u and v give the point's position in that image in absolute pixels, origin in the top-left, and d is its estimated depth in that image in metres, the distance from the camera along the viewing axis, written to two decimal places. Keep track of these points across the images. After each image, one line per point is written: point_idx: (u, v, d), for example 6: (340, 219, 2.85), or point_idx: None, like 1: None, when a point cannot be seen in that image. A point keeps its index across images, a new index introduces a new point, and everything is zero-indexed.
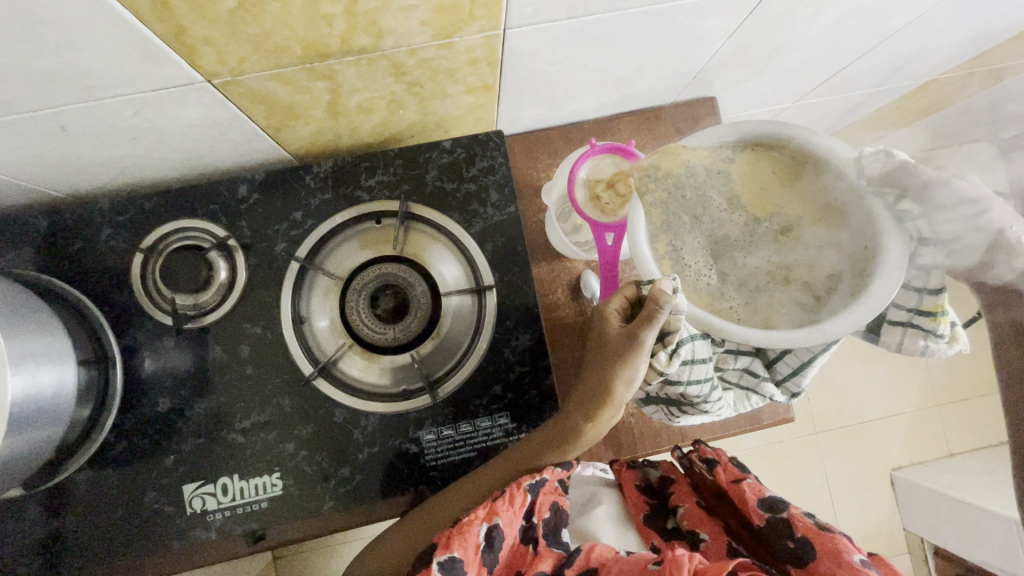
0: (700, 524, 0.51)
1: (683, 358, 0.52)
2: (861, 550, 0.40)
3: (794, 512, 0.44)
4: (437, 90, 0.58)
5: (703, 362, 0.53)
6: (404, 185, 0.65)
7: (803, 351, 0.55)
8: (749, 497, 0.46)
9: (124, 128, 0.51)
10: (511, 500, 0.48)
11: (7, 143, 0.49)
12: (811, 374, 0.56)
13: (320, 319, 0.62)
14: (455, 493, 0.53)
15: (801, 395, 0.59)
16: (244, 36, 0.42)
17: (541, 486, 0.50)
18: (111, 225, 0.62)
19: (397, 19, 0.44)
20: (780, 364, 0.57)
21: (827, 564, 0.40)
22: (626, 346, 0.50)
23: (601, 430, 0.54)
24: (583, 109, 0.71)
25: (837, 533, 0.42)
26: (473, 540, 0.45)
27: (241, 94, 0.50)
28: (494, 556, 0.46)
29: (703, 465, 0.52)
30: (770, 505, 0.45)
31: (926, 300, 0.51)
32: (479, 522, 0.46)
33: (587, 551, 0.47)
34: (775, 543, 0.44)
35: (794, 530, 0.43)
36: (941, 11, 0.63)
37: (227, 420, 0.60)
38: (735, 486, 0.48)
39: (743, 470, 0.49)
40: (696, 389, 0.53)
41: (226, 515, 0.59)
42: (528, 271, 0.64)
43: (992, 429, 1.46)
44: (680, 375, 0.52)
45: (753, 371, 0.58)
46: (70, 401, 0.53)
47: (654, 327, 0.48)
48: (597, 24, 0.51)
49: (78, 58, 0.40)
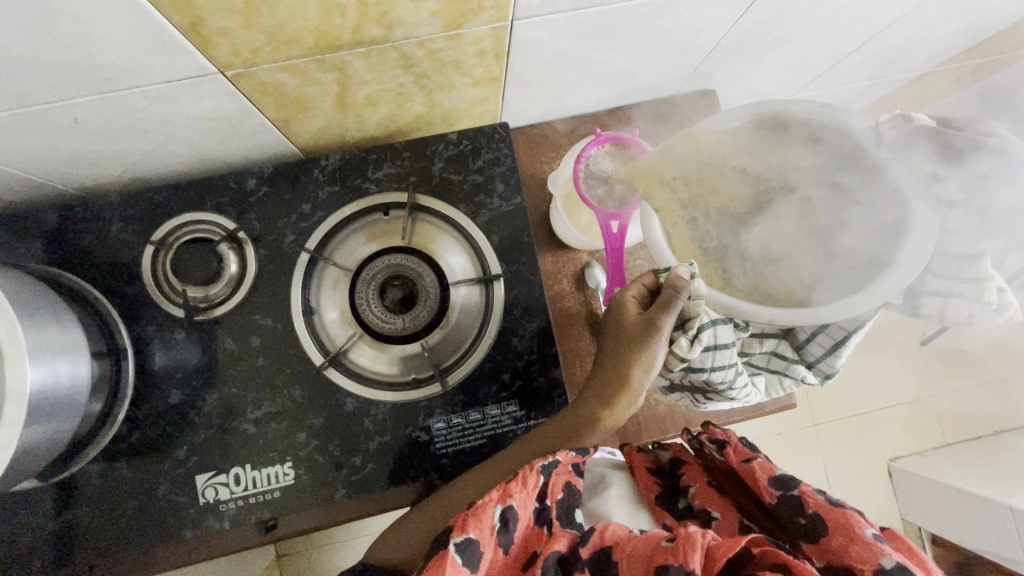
0: (710, 502, 0.51)
1: (705, 343, 0.53)
2: (873, 525, 0.41)
3: (804, 489, 0.45)
4: (444, 82, 0.59)
5: (726, 348, 0.54)
6: (411, 177, 0.66)
7: (834, 331, 0.57)
8: (759, 475, 0.48)
9: (136, 120, 0.52)
10: (524, 483, 0.48)
11: (18, 136, 0.50)
12: (846, 355, 0.58)
13: (331, 310, 0.63)
14: (467, 483, 0.54)
15: (836, 375, 0.61)
16: (258, 27, 0.42)
17: (552, 467, 0.50)
18: (120, 218, 0.63)
19: (408, 10, 0.45)
20: (812, 345, 0.60)
21: (838, 537, 0.40)
22: (644, 333, 0.52)
23: (620, 417, 0.56)
24: (585, 102, 0.72)
25: (848, 508, 0.42)
26: (488, 521, 0.45)
27: (252, 86, 0.51)
28: (509, 537, 0.46)
29: (713, 446, 0.54)
30: (781, 483, 0.46)
31: (966, 266, 0.54)
32: (493, 504, 0.46)
33: (602, 529, 0.47)
34: (787, 518, 0.45)
35: (805, 507, 0.44)
36: (936, 3, 0.65)
37: (239, 410, 0.61)
38: (745, 465, 0.49)
39: (753, 450, 0.51)
40: (720, 375, 0.55)
41: (239, 505, 0.59)
42: (534, 260, 0.65)
43: (988, 419, 1.48)
44: (703, 363, 0.54)
45: (782, 354, 0.61)
46: (84, 392, 0.53)
47: (671, 314, 0.50)
48: (602, 15, 0.52)
49: (95, 49, 0.40)
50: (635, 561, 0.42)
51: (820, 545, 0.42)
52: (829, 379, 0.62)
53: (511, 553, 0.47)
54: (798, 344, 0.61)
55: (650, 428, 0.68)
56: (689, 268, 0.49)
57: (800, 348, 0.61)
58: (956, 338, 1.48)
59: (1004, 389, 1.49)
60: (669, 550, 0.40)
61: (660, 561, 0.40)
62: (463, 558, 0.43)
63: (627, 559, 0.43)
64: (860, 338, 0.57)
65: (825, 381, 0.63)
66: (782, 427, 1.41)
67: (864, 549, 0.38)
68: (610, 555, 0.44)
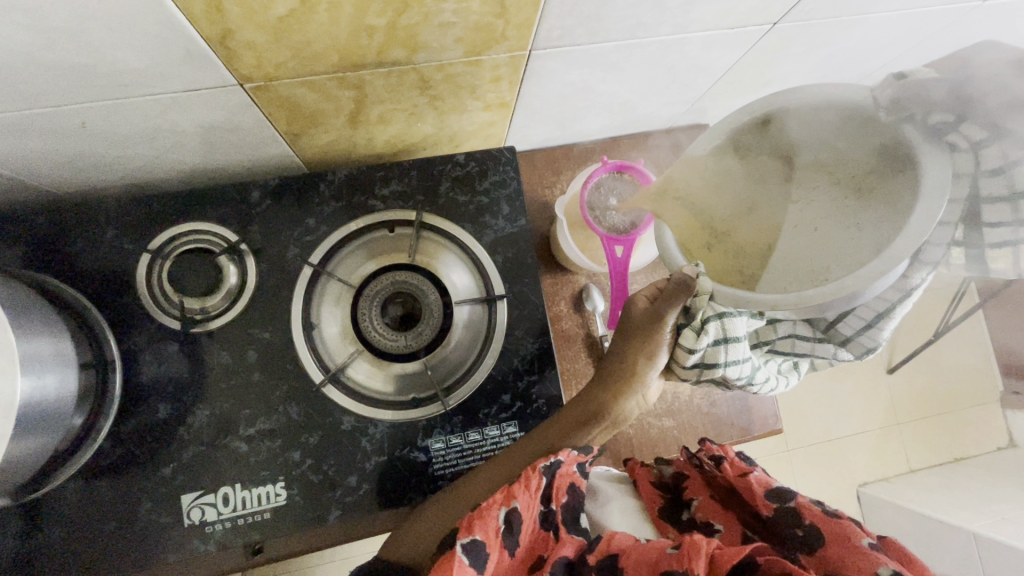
0: (712, 515, 0.53)
1: (715, 337, 0.54)
2: (869, 535, 0.42)
3: (801, 501, 0.47)
4: (456, 105, 0.60)
5: (739, 342, 0.55)
6: (417, 196, 0.66)
7: (875, 304, 0.55)
8: (757, 488, 0.50)
9: (144, 126, 0.51)
10: (528, 484, 0.49)
11: (19, 137, 0.48)
12: (887, 326, 0.56)
13: (331, 325, 0.62)
14: (467, 488, 0.54)
15: (879, 348, 0.59)
16: (286, 42, 0.43)
17: (555, 468, 0.52)
18: (115, 225, 0.61)
19: (434, 35, 0.46)
20: (843, 324, 0.58)
21: (835, 548, 0.42)
22: (650, 325, 0.56)
23: (629, 410, 0.58)
24: (588, 130, 0.75)
25: (846, 519, 0.44)
26: (493, 523, 0.46)
27: (270, 100, 0.51)
28: (515, 540, 0.47)
29: (711, 462, 0.55)
30: (778, 495, 0.48)
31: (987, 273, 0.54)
32: (498, 506, 0.47)
33: (608, 537, 0.48)
34: (783, 530, 0.46)
35: (802, 518, 0.45)
36: (912, 57, 0.70)
37: (231, 427, 0.59)
38: (743, 479, 0.51)
39: (750, 464, 0.53)
40: (736, 367, 0.56)
41: (226, 527, 0.57)
42: (537, 282, 0.66)
43: (949, 447, 1.55)
44: (717, 357, 0.55)
45: (804, 336, 0.61)
46: (70, 405, 0.51)
47: (675, 307, 0.54)
48: (615, 50, 0.54)
49: (118, 55, 0.40)
50: (640, 566, 0.43)
51: (817, 556, 0.43)
52: (868, 353, 0.61)
53: (518, 555, 0.48)
54: (825, 326, 0.60)
55: (643, 451, 0.71)
56: (695, 268, 0.51)
57: (829, 328, 0.60)
58: (919, 367, 1.56)
59: (961, 419, 1.57)
60: (675, 557, 0.42)
61: (666, 568, 0.41)
62: (470, 559, 0.43)
63: (633, 565, 0.44)
64: (906, 308, 0.55)
65: (865, 356, 0.61)
66: (758, 452, 1.44)
67: (860, 558, 0.40)
68: (616, 563, 0.45)
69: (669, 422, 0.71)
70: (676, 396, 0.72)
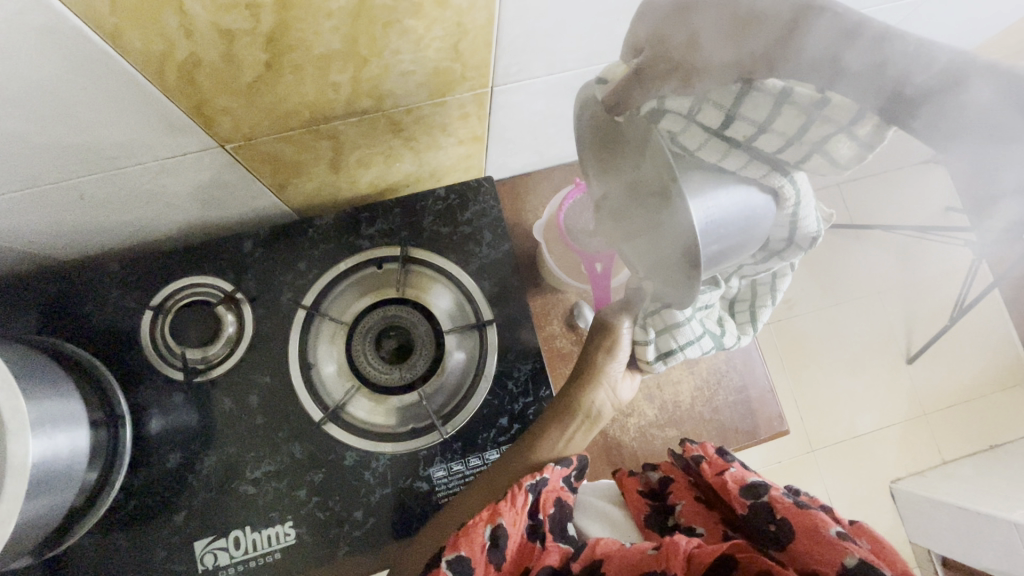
0: (696, 520, 0.52)
1: (661, 326, 0.56)
2: (837, 523, 0.42)
3: (773, 495, 0.46)
4: (431, 143, 0.63)
5: (685, 324, 0.55)
6: (402, 232, 0.69)
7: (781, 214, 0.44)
8: (731, 486, 0.49)
9: (138, 192, 0.54)
10: (513, 501, 0.50)
11: (24, 213, 0.52)
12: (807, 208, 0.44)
13: (328, 364, 0.64)
14: (460, 505, 0.56)
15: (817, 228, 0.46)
16: (258, 105, 0.46)
17: (542, 485, 0.53)
18: (119, 285, 0.64)
19: (397, 82, 0.49)
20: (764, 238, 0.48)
21: (804, 540, 0.42)
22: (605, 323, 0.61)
23: (600, 403, 0.60)
24: (564, 153, 0.77)
25: (817, 509, 0.43)
26: (479, 539, 0.47)
27: (252, 156, 0.54)
28: (502, 555, 0.47)
29: (691, 463, 0.55)
30: (752, 491, 0.48)
31: None
32: (484, 522, 0.48)
33: (592, 544, 0.48)
34: (754, 527, 0.46)
35: (774, 513, 0.45)
36: None
37: (238, 471, 0.61)
38: (719, 478, 0.51)
39: (728, 461, 0.53)
40: (695, 346, 0.56)
41: (239, 570, 0.58)
42: (524, 304, 0.68)
43: (981, 435, 1.51)
44: (669, 344, 0.56)
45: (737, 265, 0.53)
46: (82, 462, 0.53)
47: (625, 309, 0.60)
48: (575, 78, 0.57)
49: (105, 132, 0.44)
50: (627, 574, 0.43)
51: (789, 551, 0.43)
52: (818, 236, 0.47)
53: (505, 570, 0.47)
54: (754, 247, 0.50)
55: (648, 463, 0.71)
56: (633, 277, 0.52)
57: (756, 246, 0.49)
58: (938, 355, 1.52)
59: (990, 405, 1.53)
60: (655, 557, 0.43)
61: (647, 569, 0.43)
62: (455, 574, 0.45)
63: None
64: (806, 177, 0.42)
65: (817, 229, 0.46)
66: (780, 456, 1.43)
67: (827, 549, 0.40)
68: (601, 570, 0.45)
69: (671, 432, 0.71)
70: (676, 405, 0.72)
